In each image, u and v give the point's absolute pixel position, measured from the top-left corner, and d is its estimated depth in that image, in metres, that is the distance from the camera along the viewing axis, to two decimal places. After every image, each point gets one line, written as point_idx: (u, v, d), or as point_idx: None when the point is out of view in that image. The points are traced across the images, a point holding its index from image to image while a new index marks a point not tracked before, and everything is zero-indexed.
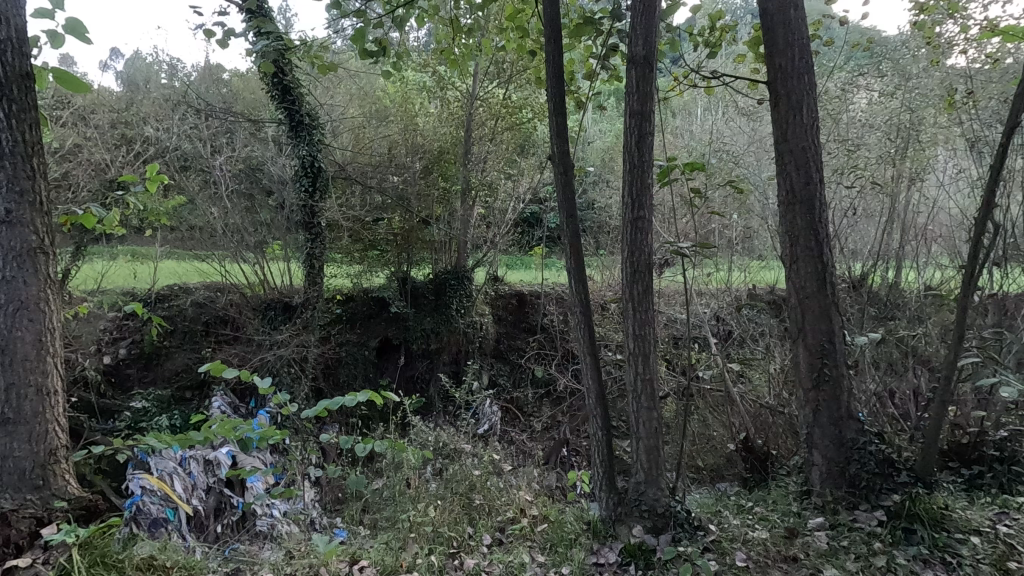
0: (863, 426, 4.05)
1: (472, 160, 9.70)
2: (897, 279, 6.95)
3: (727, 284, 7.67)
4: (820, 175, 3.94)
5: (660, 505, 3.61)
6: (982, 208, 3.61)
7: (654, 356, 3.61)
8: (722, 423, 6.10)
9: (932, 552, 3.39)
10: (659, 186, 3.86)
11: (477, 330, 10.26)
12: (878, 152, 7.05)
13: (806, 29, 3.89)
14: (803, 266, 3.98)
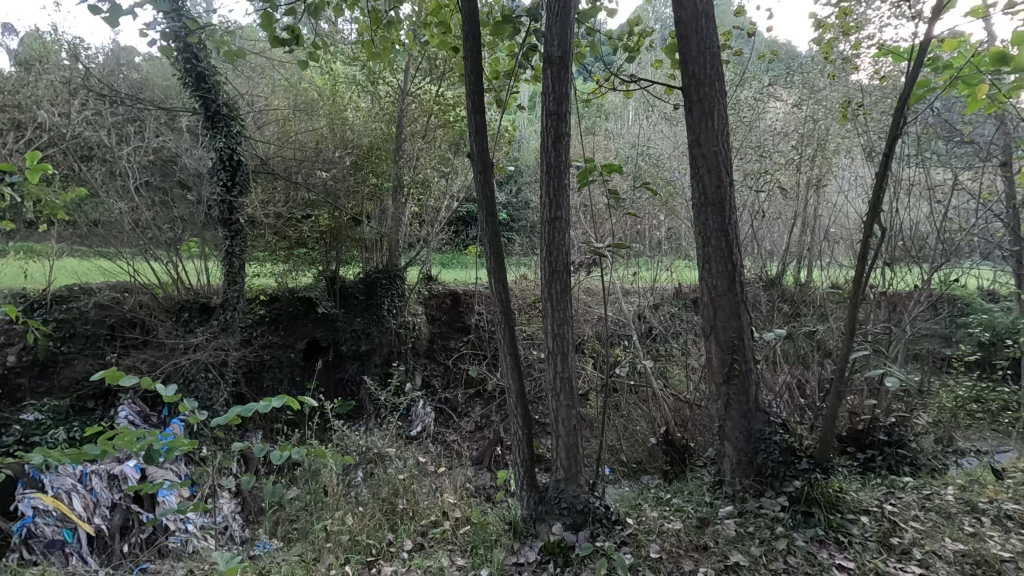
0: (770, 417, 4.26)
1: (404, 157, 9.49)
2: (806, 277, 7.45)
3: (653, 283, 7.93)
4: (730, 178, 4.13)
5: (579, 502, 3.67)
6: (870, 213, 3.89)
7: (573, 356, 3.66)
8: (645, 418, 6.31)
9: (828, 533, 3.64)
10: (580, 187, 3.91)
11: (410, 330, 10.08)
12: (786, 159, 7.50)
13: (716, 38, 4.06)
14: (715, 266, 4.15)
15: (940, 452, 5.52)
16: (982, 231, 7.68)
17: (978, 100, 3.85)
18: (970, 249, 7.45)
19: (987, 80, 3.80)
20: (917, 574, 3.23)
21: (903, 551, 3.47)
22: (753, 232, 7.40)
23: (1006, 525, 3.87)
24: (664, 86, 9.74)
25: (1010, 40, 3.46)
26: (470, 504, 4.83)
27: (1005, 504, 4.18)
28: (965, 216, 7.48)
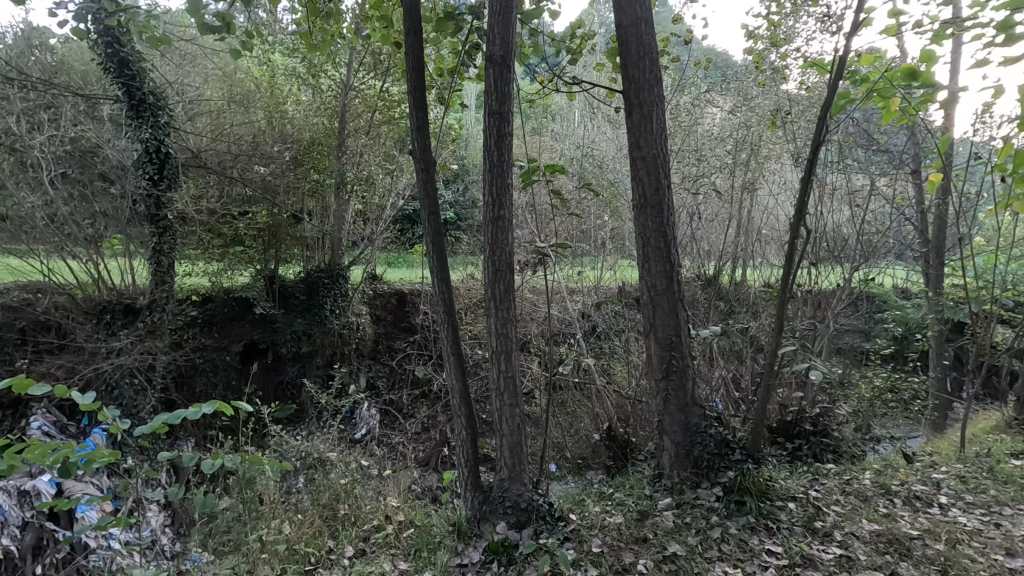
0: (705, 411, 4.43)
1: (347, 153, 9.23)
2: (741, 275, 7.80)
3: (597, 282, 8.08)
4: (668, 180, 4.25)
5: (523, 501, 3.69)
6: (797, 216, 4.09)
7: (517, 355, 3.68)
8: (588, 414, 6.43)
9: (758, 520, 3.83)
10: (523, 186, 3.94)
11: (354, 331, 9.84)
12: (721, 163, 7.81)
13: (655, 43, 4.17)
14: (654, 265, 4.27)
15: (859, 439, 5.93)
16: (896, 233, 8.29)
17: (892, 112, 4.13)
18: (886, 250, 8.03)
19: (899, 94, 4.08)
20: (838, 555, 3.45)
21: (825, 533, 3.70)
22: (691, 233, 7.67)
23: (915, 505, 4.21)
24: (608, 88, 9.94)
25: (919, 57, 3.73)
26: (414, 507, 4.76)
27: (914, 486, 4.54)
28: (881, 219, 8.06)
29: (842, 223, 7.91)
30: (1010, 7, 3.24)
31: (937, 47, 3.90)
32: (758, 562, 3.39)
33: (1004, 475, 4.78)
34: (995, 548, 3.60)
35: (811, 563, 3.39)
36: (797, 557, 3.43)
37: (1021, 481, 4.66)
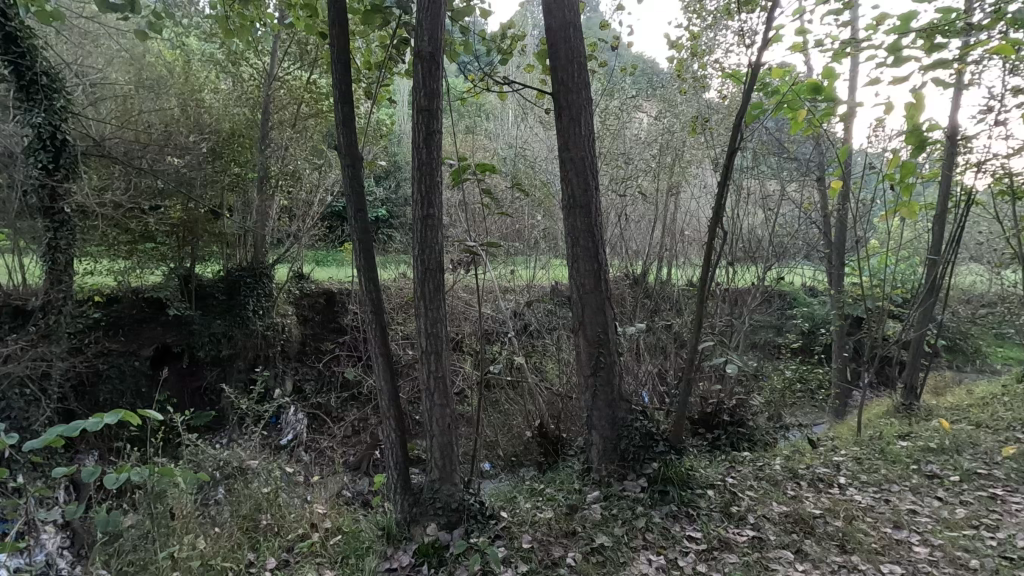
0: (632, 405, 4.58)
1: (270, 146, 8.83)
2: (666, 274, 8.15)
3: (529, 281, 8.18)
4: (596, 182, 4.36)
5: (454, 501, 3.68)
6: (715, 218, 4.31)
7: (447, 354, 3.65)
8: (521, 412, 6.48)
9: (680, 508, 4.01)
10: (453, 184, 3.91)
11: (279, 332, 9.41)
12: (648, 166, 8.12)
13: (583, 47, 4.26)
14: (583, 264, 4.37)
15: (771, 427, 6.36)
16: (804, 235, 8.95)
17: (799, 123, 4.45)
18: (795, 251, 8.64)
19: (806, 106, 4.40)
20: (750, 537, 3.69)
21: (740, 517, 3.94)
22: (620, 234, 7.93)
23: (818, 487, 4.57)
24: (539, 90, 10.07)
25: (821, 73, 4.04)
26: (342, 513, 4.63)
27: (817, 468, 4.93)
28: (790, 222, 8.67)
29: (757, 225, 8.44)
30: (897, 31, 3.57)
31: (837, 64, 4.25)
32: (680, 548, 3.56)
33: (893, 456, 5.28)
34: (884, 522, 3.98)
35: (727, 546, 3.60)
36: (715, 541, 3.63)
37: (906, 460, 5.17)
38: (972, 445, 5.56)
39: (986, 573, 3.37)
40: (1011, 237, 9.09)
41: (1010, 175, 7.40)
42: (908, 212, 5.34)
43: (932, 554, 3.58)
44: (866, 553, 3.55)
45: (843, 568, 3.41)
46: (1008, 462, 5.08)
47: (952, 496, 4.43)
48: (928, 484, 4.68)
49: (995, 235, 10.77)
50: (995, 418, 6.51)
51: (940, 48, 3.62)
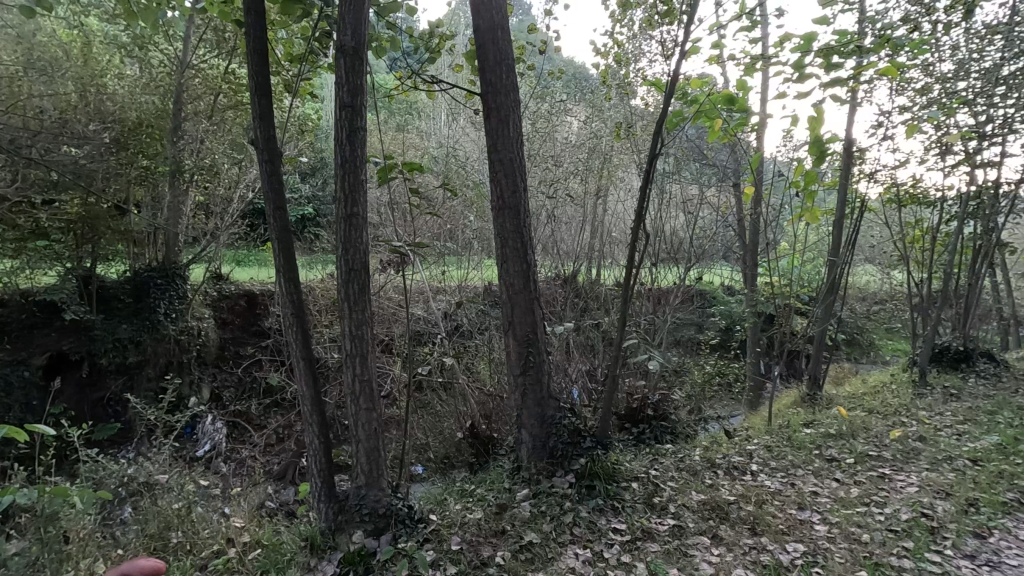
0: (560, 403, 4.67)
1: (184, 138, 8.12)
2: (595, 274, 8.39)
3: (461, 281, 8.16)
4: (525, 183, 4.41)
5: (381, 506, 3.62)
6: (638, 220, 4.46)
7: (372, 357, 3.57)
8: (452, 413, 6.44)
9: (606, 501, 4.14)
10: (379, 183, 3.84)
11: (195, 337, 8.85)
12: (576, 170, 8.32)
13: (511, 49, 4.30)
14: (512, 265, 4.41)
15: (692, 420, 6.70)
16: (721, 238, 9.49)
17: (716, 131, 4.70)
18: (712, 253, 9.16)
19: (721, 116, 4.66)
20: (671, 526, 3.87)
21: (662, 507, 4.12)
22: (550, 235, 8.07)
23: (732, 474, 4.86)
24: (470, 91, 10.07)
25: (735, 85, 4.29)
26: (263, 525, 4.42)
27: (733, 457, 5.25)
28: (709, 225, 9.16)
29: (679, 228, 8.86)
30: (801, 49, 3.86)
31: (749, 78, 4.53)
32: (605, 540, 3.68)
33: (798, 442, 5.71)
34: (790, 504, 4.29)
35: (649, 535, 3.75)
36: (638, 531, 3.78)
37: (810, 446, 5.61)
38: (865, 430, 6.11)
39: (875, 545, 3.72)
40: (898, 241, 10.08)
41: (897, 185, 8.19)
42: (810, 217, 5.80)
43: (831, 531, 3.91)
44: (773, 534, 3.82)
45: (753, 549, 3.65)
46: (894, 444, 5.63)
47: (848, 477, 4.85)
48: (828, 467, 5.11)
49: (885, 239, 11.90)
50: (885, 405, 7.19)
51: (837, 67, 3.95)
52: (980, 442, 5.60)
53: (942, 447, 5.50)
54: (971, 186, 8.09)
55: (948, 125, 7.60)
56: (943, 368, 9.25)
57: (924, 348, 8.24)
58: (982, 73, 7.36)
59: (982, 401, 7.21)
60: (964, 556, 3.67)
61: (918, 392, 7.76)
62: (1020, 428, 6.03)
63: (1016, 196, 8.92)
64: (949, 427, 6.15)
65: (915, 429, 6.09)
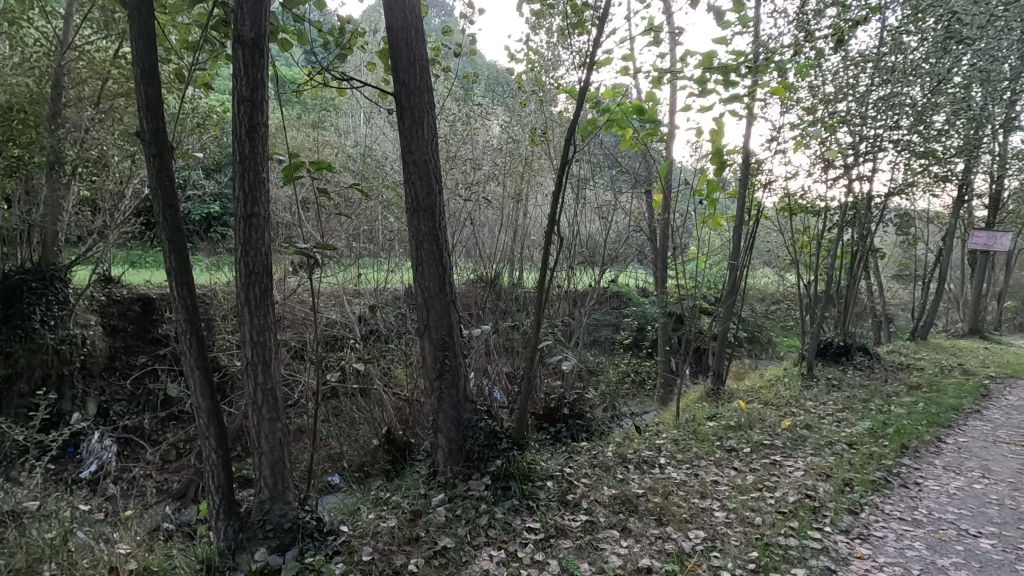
0: (477, 406, 4.66)
1: (64, 125, 7.10)
2: (515, 277, 8.47)
3: (378, 284, 7.96)
4: (440, 186, 4.38)
5: (287, 520, 3.45)
6: (551, 224, 4.55)
7: (276, 365, 3.40)
8: (368, 420, 6.26)
9: (521, 501, 4.20)
10: (283, 181, 3.67)
11: (78, 346, 8.01)
12: (496, 173, 8.35)
13: (425, 50, 4.26)
14: (427, 267, 4.35)
15: (606, 417, 6.94)
16: (634, 242, 9.91)
17: (627, 140, 4.89)
18: (626, 256, 9.55)
19: (632, 125, 4.84)
20: (583, 521, 3.99)
21: (575, 504, 4.25)
22: (470, 237, 8.07)
23: (642, 468, 5.09)
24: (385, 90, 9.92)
25: (644, 96, 4.50)
26: (154, 549, 4.09)
27: (642, 451, 5.50)
28: (623, 230, 9.54)
29: (595, 232, 9.16)
30: (702, 66, 4.11)
31: (657, 90, 4.75)
32: (519, 540, 3.72)
33: (702, 435, 6.08)
34: (693, 493, 4.55)
35: (562, 532, 3.85)
36: (552, 529, 3.86)
37: (712, 438, 5.98)
38: (760, 420, 6.60)
39: (766, 526, 4.02)
40: (790, 246, 10.99)
41: (789, 195, 8.94)
42: (713, 223, 6.20)
43: (729, 516, 4.19)
44: (677, 523, 4.03)
45: (659, 538, 3.84)
46: (784, 433, 6.14)
47: (745, 465, 5.23)
48: (727, 457, 5.47)
49: (779, 244, 12.96)
50: (778, 397, 7.82)
51: (734, 84, 4.24)
52: (855, 428, 6.22)
53: (824, 433, 6.06)
54: (849, 197, 8.98)
55: (830, 142, 8.39)
56: (827, 362, 10.21)
57: (812, 344, 9.04)
58: (857, 96, 8.19)
59: (858, 391, 8.02)
60: (841, 531, 4.10)
61: (806, 384, 8.51)
62: (887, 414, 6.77)
63: (885, 207, 10.02)
64: (830, 416, 6.79)
65: (803, 418, 6.67)
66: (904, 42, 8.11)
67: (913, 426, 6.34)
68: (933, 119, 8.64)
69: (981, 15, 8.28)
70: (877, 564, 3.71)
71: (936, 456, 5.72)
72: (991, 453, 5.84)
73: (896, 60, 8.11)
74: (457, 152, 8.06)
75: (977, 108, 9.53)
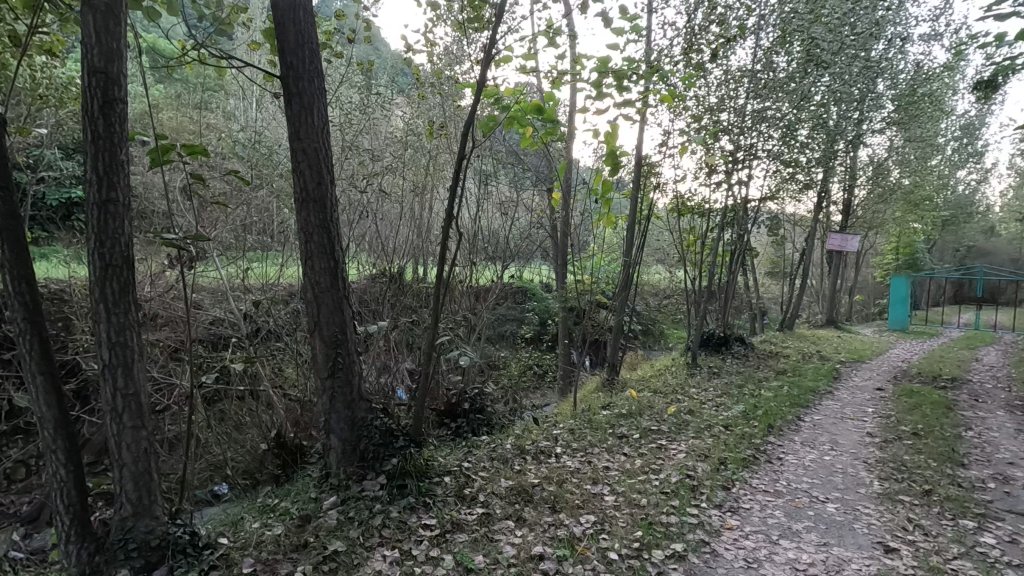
0: (372, 404, 4.52)
1: None
2: (418, 273, 8.34)
3: (267, 278, 7.47)
4: (331, 176, 4.19)
5: (154, 537, 3.16)
6: (450, 218, 4.49)
7: (140, 367, 3.09)
8: (256, 424, 5.89)
9: (417, 499, 4.15)
10: (149, 165, 3.32)
11: None
12: (398, 167, 8.15)
13: (314, 33, 4.05)
14: (317, 261, 4.15)
15: (507, 411, 7.05)
16: (536, 238, 10.13)
17: (526, 137, 4.94)
18: (529, 252, 9.74)
19: (531, 123, 4.90)
20: (479, 514, 4.03)
21: (471, 498, 4.29)
22: (370, 230, 7.82)
23: (539, 458, 5.22)
24: (268, 73, 9.52)
25: (544, 96, 4.57)
26: None
27: (540, 442, 5.64)
28: (525, 226, 9.70)
29: (498, 228, 9.24)
30: (598, 70, 4.29)
31: (556, 90, 4.85)
32: (414, 538, 3.68)
33: (597, 424, 6.36)
34: (586, 479, 4.76)
35: (458, 527, 3.86)
36: (448, 524, 3.86)
37: (605, 426, 6.28)
38: (649, 408, 7.04)
39: (650, 507, 4.29)
40: (679, 245, 11.78)
41: (678, 196, 9.56)
42: (607, 222, 6.50)
43: (617, 499, 4.42)
44: (570, 509, 4.19)
45: (552, 525, 3.96)
46: (670, 418, 6.59)
47: (634, 450, 5.54)
48: (618, 443, 5.77)
49: (669, 242, 13.90)
50: (666, 385, 8.39)
51: (627, 89, 4.46)
52: (731, 412, 6.83)
53: (705, 418, 6.58)
54: (729, 201, 9.79)
55: (713, 148, 9.09)
56: (709, 351, 11.09)
57: (696, 335, 9.79)
58: (736, 108, 8.94)
59: (734, 377, 8.81)
60: (714, 506, 4.48)
61: (690, 372, 9.20)
62: (758, 397, 7.51)
63: (758, 210, 11.05)
64: (710, 401, 7.40)
65: (686, 403, 7.22)
66: (774, 62, 8.96)
67: (778, 408, 7.07)
68: (797, 132, 9.65)
69: (835, 42, 9.36)
70: (743, 533, 4.10)
71: (795, 433, 6.43)
72: (839, 428, 6.64)
73: (767, 77, 8.95)
74: (355, 142, 7.74)
75: (832, 125, 10.79)
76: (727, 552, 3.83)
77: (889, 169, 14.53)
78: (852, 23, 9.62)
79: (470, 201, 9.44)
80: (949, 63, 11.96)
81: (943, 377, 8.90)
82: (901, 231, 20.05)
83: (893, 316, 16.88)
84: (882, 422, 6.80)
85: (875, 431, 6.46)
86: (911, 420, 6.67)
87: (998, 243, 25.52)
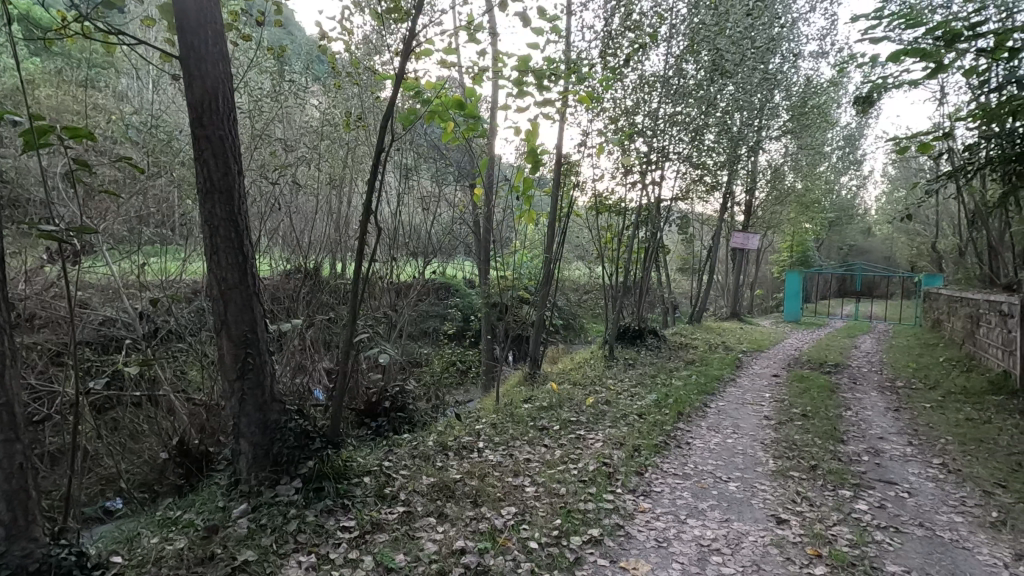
0: (286, 405, 4.32)
1: None
2: (335, 268, 8.06)
3: (166, 274, 6.90)
4: (238, 166, 3.95)
5: (33, 561, 2.85)
6: (368, 213, 4.36)
7: (13, 373, 2.76)
8: (155, 432, 5.45)
9: (335, 501, 4.05)
10: (22, 148, 2.96)
11: None
12: (314, 159, 7.83)
13: (217, 12, 3.79)
14: (223, 256, 3.90)
15: (429, 408, 6.99)
16: (458, 234, 10.09)
17: (447, 131, 4.90)
18: (452, 247, 9.68)
19: (453, 118, 4.86)
20: (400, 513, 3.99)
21: (392, 497, 4.23)
22: (284, 224, 7.45)
23: (461, 454, 5.24)
24: (165, 51, 8.78)
25: (465, 92, 4.55)
26: None
27: (463, 438, 5.66)
28: (447, 222, 9.63)
29: (419, 223, 9.12)
30: (519, 68, 4.35)
31: (478, 86, 4.85)
32: (332, 541, 3.58)
33: (519, 417, 6.46)
34: (508, 472, 4.84)
35: (378, 527, 3.80)
36: (367, 525, 3.79)
37: (527, 419, 6.40)
38: (569, 399, 7.26)
39: (569, 495, 4.43)
40: (597, 242, 12.17)
41: (597, 194, 9.88)
42: (529, 219, 6.60)
43: (538, 490, 4.53)
44: (491, 502, 4.24)
45: (473, 519, 3.99)
46: (589, 409, 6.83)
47: (554, 442, 5.69)
48: (539, 435, 5.90)
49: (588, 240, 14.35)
50: (586, 377, 8.67)
51: (547, 88, 4.56)
52: (645, 401, 7.19)
53: (621, 407, 6.88)
54: (643, 200, 10.25)
55: (628, 150, 9.48)
56: (625, 344, 11.57)
57: (613, 329, 10.18)
58: (650, 112, 9.35)
59: (648, 368, 9.27)
60: (628, 491, 4.71)
61: (608, 364, 9.57)
62: (669, 387, 7.96)
63: (670, 210, 11.66)
64: (626, 391, 7.75)
65: (604, 395, 7.51)
66: (684, 69, 9.46)
67: (688, 396, 7.54)
68: (705, 138, 10.27)
69: (738, 54, 10.04)
70: (654, 515, 4.34)
71: (702, 419, 6.88)
72: (740, 413, 7.18)
73: (678, 83, 9.44)
74: (266, 131, 7.33)
75: (736, 131, 11.57)
76: (640, 534, 4.04)
77: (784, 175, 15.82)
78: (752, 38, 10.37)
79: (391, 196, 9.22)
80: (833, 79, 13.22)
81: (828, 363, 9.87)
82: (794, 232, 21.87)
83: (788, 309, 18.43)
84: (776, 406, 7.43)
85: (771, 414, 7.05)
86: (801, 403, 7.35)
87: (874, 243, 28.59)
